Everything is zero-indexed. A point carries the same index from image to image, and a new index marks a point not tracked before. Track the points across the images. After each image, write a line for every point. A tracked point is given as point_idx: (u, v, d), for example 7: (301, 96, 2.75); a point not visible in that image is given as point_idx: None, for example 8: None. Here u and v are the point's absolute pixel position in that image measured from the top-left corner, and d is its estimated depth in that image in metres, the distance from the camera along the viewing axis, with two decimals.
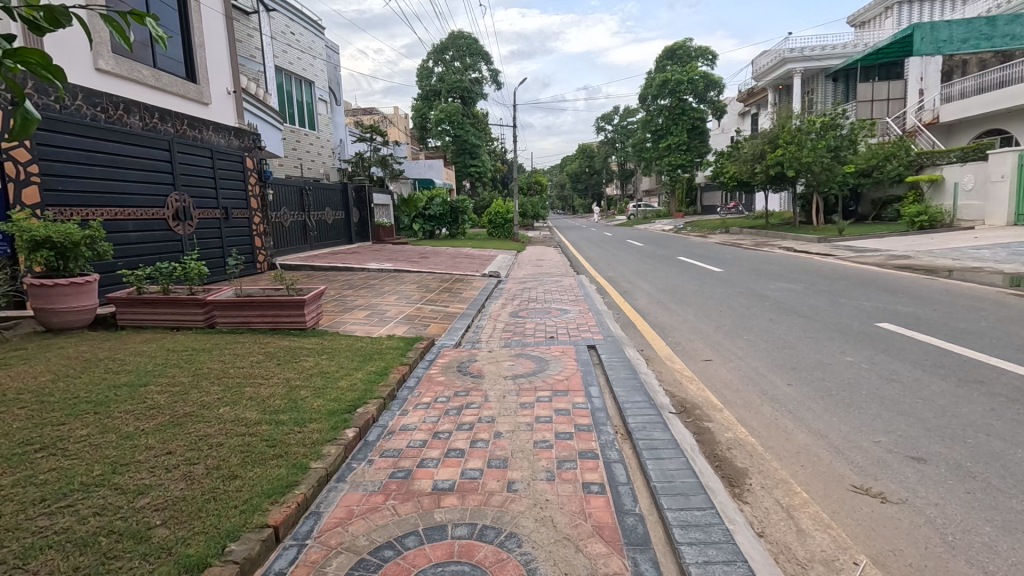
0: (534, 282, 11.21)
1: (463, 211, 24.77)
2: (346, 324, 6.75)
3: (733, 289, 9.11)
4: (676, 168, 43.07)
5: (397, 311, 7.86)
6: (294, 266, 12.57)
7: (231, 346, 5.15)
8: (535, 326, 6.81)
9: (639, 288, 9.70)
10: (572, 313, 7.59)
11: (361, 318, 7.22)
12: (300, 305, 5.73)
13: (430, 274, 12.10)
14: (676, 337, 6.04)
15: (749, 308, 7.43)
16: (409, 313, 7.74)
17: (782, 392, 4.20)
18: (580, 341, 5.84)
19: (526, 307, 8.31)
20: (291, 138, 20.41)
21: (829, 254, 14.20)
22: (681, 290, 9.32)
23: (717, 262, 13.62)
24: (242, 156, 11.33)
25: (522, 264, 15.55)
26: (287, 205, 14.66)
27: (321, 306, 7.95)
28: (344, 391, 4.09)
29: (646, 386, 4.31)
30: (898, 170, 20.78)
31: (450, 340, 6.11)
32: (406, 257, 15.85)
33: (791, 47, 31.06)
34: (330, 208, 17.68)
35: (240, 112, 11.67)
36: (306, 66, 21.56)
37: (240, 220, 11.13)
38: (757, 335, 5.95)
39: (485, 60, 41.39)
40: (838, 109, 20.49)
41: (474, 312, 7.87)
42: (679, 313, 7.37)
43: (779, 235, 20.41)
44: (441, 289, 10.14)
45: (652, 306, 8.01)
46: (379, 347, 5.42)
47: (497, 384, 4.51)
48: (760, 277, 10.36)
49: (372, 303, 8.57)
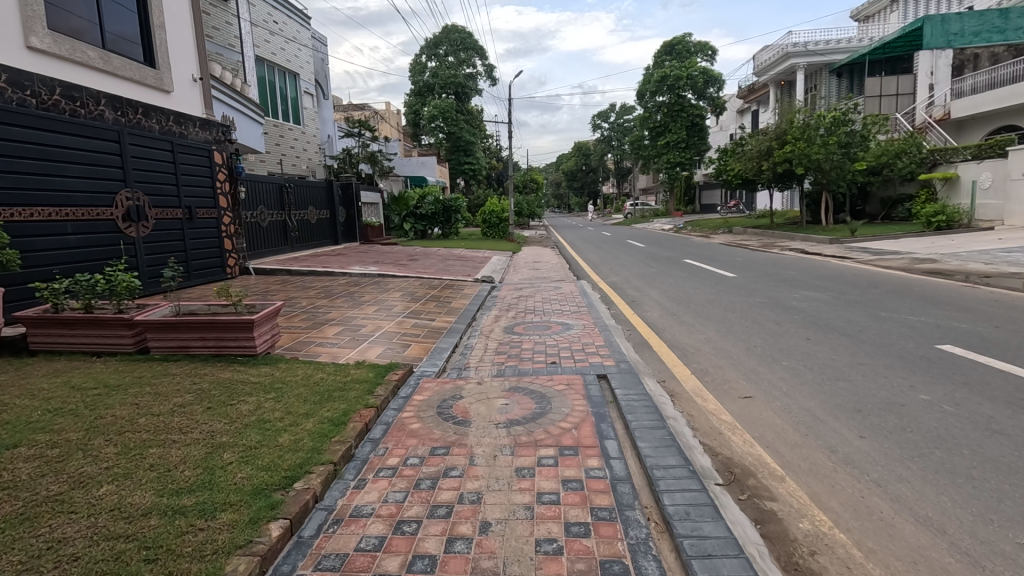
0: (530, 289, 10.21)
1: (456, 210, 23.70)
2: (311, 345, 5.75)
3: (753, 299, 8.15)
4: (675, 166, 42.12)
5: (374, 327, 6.85)
6: (269, 271, 11.54)
7: (153, 381, 4.11)
8: (532, 346, 5.83)
9: (646, 297, 8.74)
10: (575, 328, 6.61)
11: (330, 337, 6.24)
12: (249, 327, 4.70)
13: (417, 279, 11.09)
14: (701, 362, 5.07)
15: (778, 323, 6.47)
16: (388, 329, 6.77)
17: (856, 449, 3.23)
18: (587, 369, 4.86)
19: (522, 320, 7.32)
20: (273, 133, 19.34)
21: (846, 257, 13.26)
22: (694, 299, 8.36)
23: (727, 266, 12.68)
24: (208, 150, 10.27)
25: (517, 267, 14.54)
26: (263, 203, 13.61)
27: (287, 321, 6.93)
28: (282, 453, 3.07)
29: (677, 442, 3.33)
30: (910, 168, 19.93)
31: (431, 367, 5.11)
32: (394, 260, 14.82)
33: (795, 41, 30.18)
34: (313, 207, 16.63)
35: (207, 102, 10.62)
36: (289, 56, 20.47)
37: (207, 220, 10.10)
38: (798, 361, 4.99)
39: (479, 55, 40.33)
40: (848, 104, 19.56)
41: (463, 327, 6.90)
42: (698, 329, 6.40)
43: (787, 236, 19.49)
44: (428, 297, 9.16)
45: (666, 320, 7.02)
46: (343, 380, 4.40)
47: (486, 436, 3.50)
48: (780, 283, 9.40)
49: (348, 315, 7.58)
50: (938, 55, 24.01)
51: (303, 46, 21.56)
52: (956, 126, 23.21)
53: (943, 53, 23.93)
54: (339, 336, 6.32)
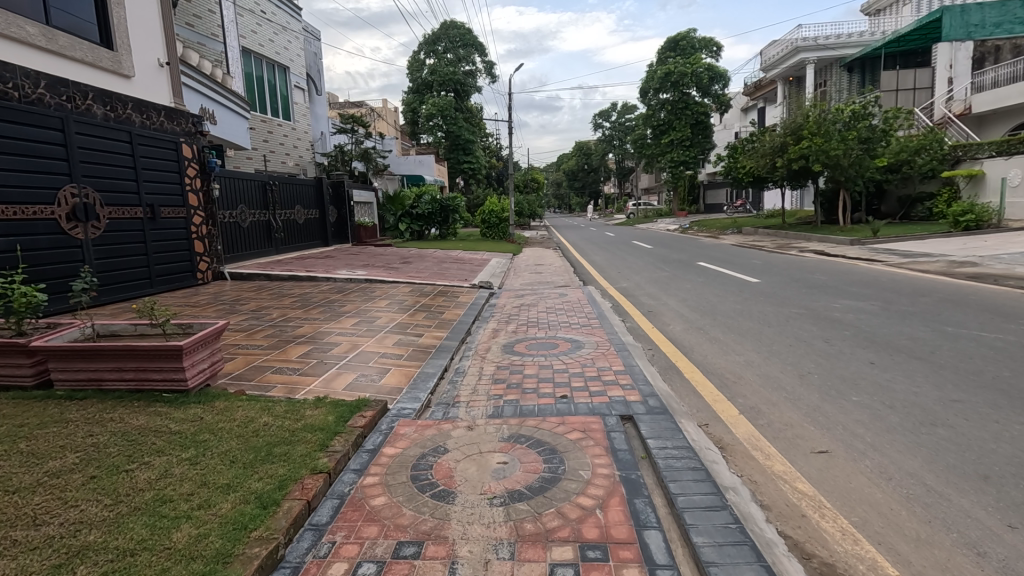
0: (533, 296, 9.22)
1: (454, 210, 22.66)
2: (267, 374, 4.72)
3: (787, 309, 7.13)
4: (679, 164, 41.14)
5: (351, 346, 5.84)
6: (246, 275, 10.56)
7: (35, 433, 3.09)
8: (537, 372, 4.80)
9: (663, 307, 7.72)
10: (587, 346, 5.60)
11: (292, 361, 5.22)
12: (177, 355, 3.66)
13: (408, 284, 10.09)
14: (748, 397, 4.05)
15: (827, 342, 5.44)
16: (365, 348, 5.75)
17: (1014, 550, 2.22)
18: (608, 408, 3.85)
19: (523, 336, 6.29)
20: (261, 128, 18.36)
21: (874, 260, 12.26)
22: (720, 309, 7.34)
23: (746, 268, 11.68)
24: (174, 142, 9.24)
25: (518, 270, 13.54)
26: (243, 202, 12.62)
27: (250, 340, 5.92)
28: (168, 566, 2.07)
29: (750, 539, 2.32)
30: (931, 165, 18.88)
31: (411, 404, 4.08)
32: (385, 263, 13.80)
33: (804, 35, 29.08)
34: (300, 206, 15.62)
35: (176, 90, 9.61)
36: (278, 48, 19.48)
37: (173, 220, 9.10)
38: (870, 397, 3.96)
39: (479, 52, 39.38)
40: (867, 97, 18.54)
41: (455, 345, 5.88)
42: (734, 349, 5.38)
43: (802, 236, 18.43)
44: (417, 307, 8.14)
45: (691, 336, 5.99)
46: (290, 427, 3.37)
47: (475, 524, 2.50)
48: (812, 290, 8.37)
49: (321, 331, 6.56)
50: (957, 48, 22.84)
51: (294, 38, 20.59)
52: (976, 121, 22.09)
53: (963, 45, 22.71)
54: (305, 359, 5.31)
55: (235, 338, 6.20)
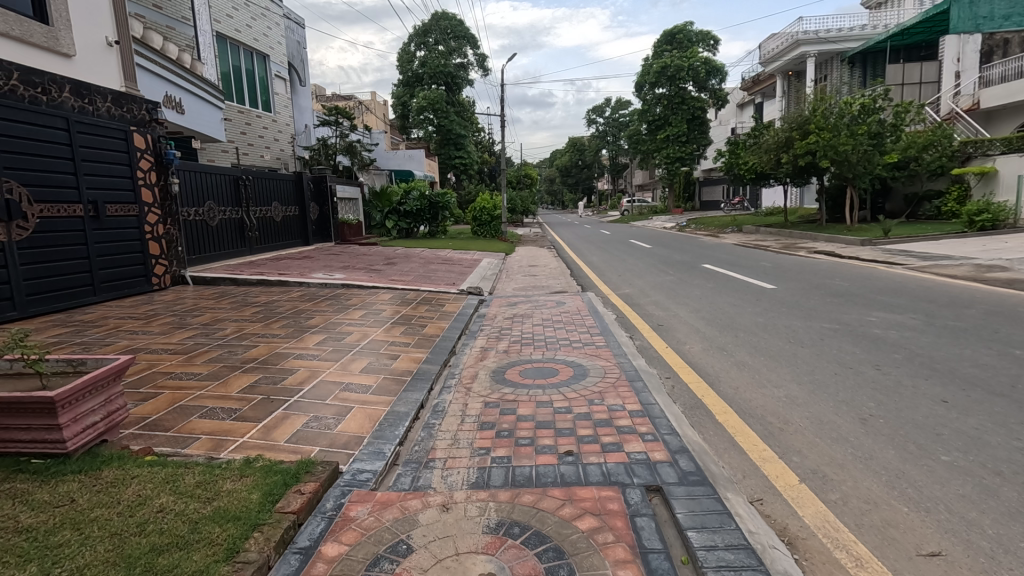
0: (527, 304, 8.31)
1: (443, 206, 21.53)
2: (191, 421, 3.76)
3: (817, 324, 6.24)
4: (675, 161, 40.35)
5: (309, 374, 4.88)
6: (209, 280, 9.54)
7: None
8: (535, 412, 3.89)
9: (674, 320, 6.82)
10: (591, 375, 4.67)
11: (231, 398, 4.26)
12: (47, 411, 2.69)
13: (388, 290, 9.14)
14: (808, 456, 3.15)
15: (879, 370, 4.56)
16: (325, 377, 4.78)
17: None
18: (627, 475, 2.93)
19: (517, 358, 5.37)
20: (238, 120, 17.24)
21: (892, 262, 11.48)
22: (740, 323, 6.46)
23: (756, 272, 10.86)
24: (122, 130, 8.21)
25: (511, 273, 12.65)
26: (212, 198, 11.60)
27: (188, 370, 4.94)
28: None
29: None
30: (940, 161, 18.13)
31: (370, 466, 3.14)
32: (367, 264, 12.81)
33: (805, 28, 28.26)
34: (277, 203, 14.59)
35: (128, 73, 8.59)
36: (257, 35, 18.39)
37: (122, 219, 8.10)
38: (966, 456, 3.06)
39: (471, 45, 38.37)
40: (875, 90, 17.76)
41: (436, 372, 4.94)
42: (770, 378, 4.48)
43: (808, 235, 17.64)
44: (395, 319, 7.19)
45: (714, 359, 5.08)
46: (191, 516, 2.42)
47: None
48: (838, 300, 7.51)
49: (279, 352, 5.60)
50: (965, 40, 21.83)
51: (274, 24, 19.50)
52: (983, 117, 21.32)
53: (971, 37, 21.70)
54: (248, 395, 4.36)
55: (172, 363, 5.21)
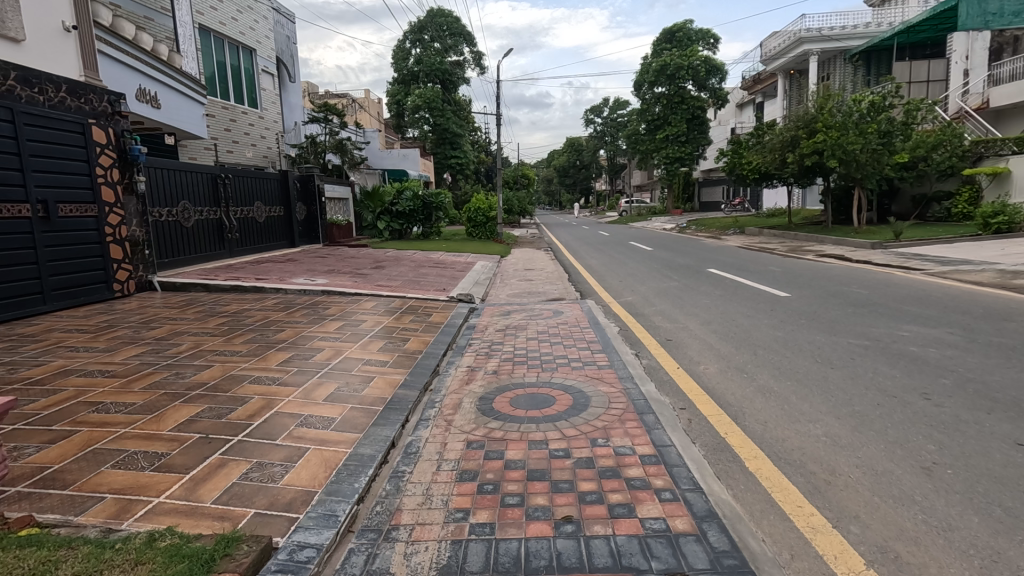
0: (521, 313, 7.65)
1: (437, 206, 20.88)
2: (103, 470, 3.07)
3: (843, 340, 5.59)
4: (674, 161, 39.79)
5: (263, 403, 4.19)
6: (178, 286, 8.84)
7: None
8: (527, 458, 3.22)
9: (682, 334, 6.16)
10: (592, 406, 4.01)
11: (160, 440, 3.47)
12: None
13: (372, 298, 8.46)
14: (872, 527, 2.48)
15: (930, 400, 3.90)
16: (281, 407, 4.09)
17: None
18: (644, 559, 2.26)
19: (507, 382, 4.71)
20: (222, 116, 16.56)
21: (909, 267, 10.87)
22: (755, 338, 5.82)
23: (766, 277, 10.23)
24: (79, 123, 7.51)
25: (506, 277, 11.99)
26: (187, 198, 10.93)
27: (121, 399, 4.23)
28: None
29: None
30: (950, 161, 17.58)
31: (314, 539, 2.46)
32: (353, 268, 12.11)
33: (808, 26, 27.66)
34: (260, 203, 13.90)
35: (89, 61, 7.91)
36: (243, 27, 17.70)
37: (78, 220, 7.41)
38: None
39: (467, 43, 37.72)
40: (884, 87, 17.15)
41: (414, 399, 4.28)
42: (803, 410, 3.82)
43: (814, 238, 17.03)
44: (375, 332, 6.52)
45: (733, 385, 4.42)
46: None
47: None
48: (860, 310, 6.87)
49: (235, 375, 4.85)
50: (975, 37, 21.40)
51: (261, 17, 18.77)
52: (993, 116, 20.79)
53: (980, 34, 21.32)
54: (183, 435, 3.58)
55: (105, 392, 4.41)
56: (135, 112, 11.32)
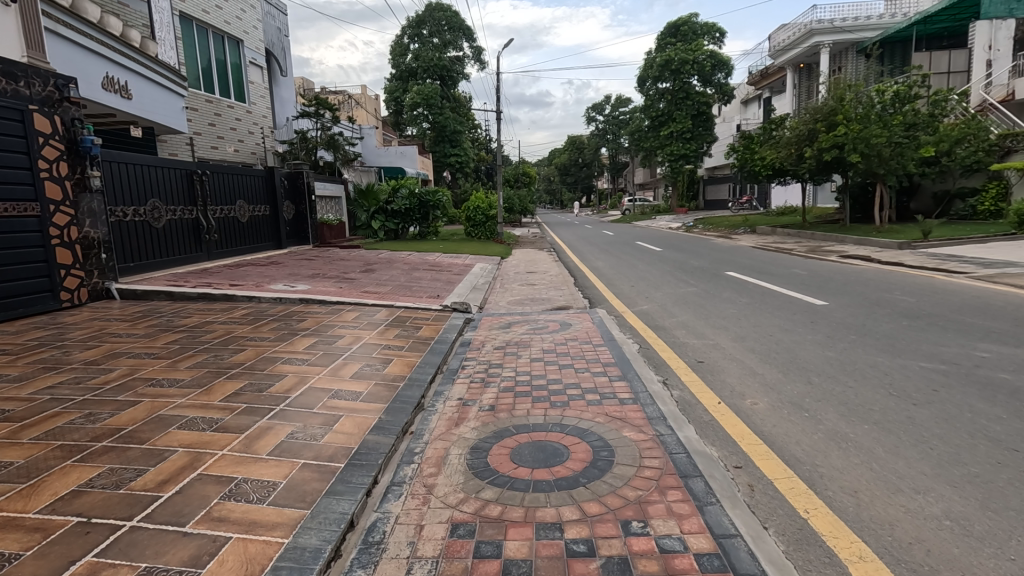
0: (524, 325, 6.70)
1: (435, 205, 19.94)
2: None
3: (913, 363, 4.63)
4: (678, 158, 38.78)
5: (188, 453, 3.20)
6: (139, 294, 7.90)
7: None
8: (535, 558, 2.28)
9: (714, 354, 5.20)
10: (617, 463, 3.05)
11: (15, 532, 2.37)
12: None
13: (356, 308, 7.51)
14: None
15: None
16: (211, 464, 3.06)
17: None
18: None
19: (508, 421, 3.76)
20: (206, 109, 15.66)
21: (951, 271, 9.86)
22: (804, 360, 4.88)
23: (794, 282, 9.25)
24: (16, 109, 6.56)
25: (507, 282, 11.04)
26: (158, 195, 10.01)
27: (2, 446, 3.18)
28: None
29: None
30: (975, 156, 16.62)
31: None
32: (340, 271, 11.14)
33: (819, 17, 26.63)
34: (243, 201, 12.94)
35: (34, 40, 6.99)
36: (228, 16, 16.73)
37: (15, 220, 6.49)
38: None
39: (467, 38, 36.72)
40: (908, 77, 16.12)
41: (387, 450, 3.33)
42: (900, 471, 2.88)
43: (833, 237, 16.06)
44: (352, 349, 5.52)
45: (795, 429, 3.47)
46: None
47: None
48: (917, 324, 5.91)
49: (166, 408, 3.82)
50: (998, 26, 20.31)
51: (248, 7, 17.83)
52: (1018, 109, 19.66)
53: (1004, 23, 20.25)
54: (55, 520, 2.48)
55: None
56: (87, 96, 10.05)
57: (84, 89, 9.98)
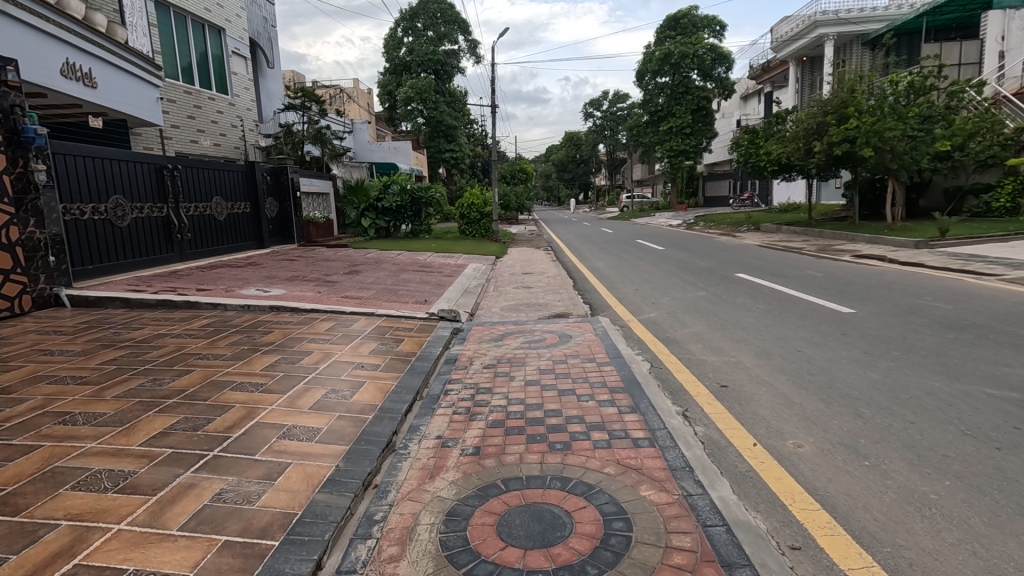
0: (517, 337, 5.96)
1: (427, 202, 19.15)
2: None
3: (977, 390, 3.91)
4: (677, 154, 38.06)
5: (72, 523, 2.43)
6: (91, 301, 7.14)
7: None
8: None
9: (740, 376, 4.45)
10: (638, 545, 2.30)
11: None
12: None
13: (331, 317, 6.75)
14: None
15: None
16: (96, 545, 2.29)
17: None
18: None
19: (496, 471, 3.03)
20: (184, 101, 14.85)
21: (978, 273, 9.15)
22: (845, 385, 4.15)
23: (813, 285, 8.52)
24: None
25: (501, 284, 10.29)
26: (121, 192, 9.22)
27: None
28: None
29: None
30: (990, 150, 15.92)
31: None
32: (321, 273, 10.37)
33: (823, 9, 25.88)
34: (220, 198, 12.14)
35: None
36: (209, 3, 15.86)
37: None
38: None
39: (462, 31, 35.85)
40: (922, 67, 15.37)
41: (338, 519, 2.58)
42: (1016, 559, 2.16)
43: (842, 236, 15.36)
44: (319, 369, 4.75)
45: (858, 486, 2.74)
46: None
47: None
48: (965, 338, 5.18)
49: (69, 451, 3.05)
50: (1011, 16, 19.62)
51: None
52: None
53: (1018, 13, 19.59)
54: None
55: None
56: (42, 84, 9.20)
57: (35, 75, 9.06)
